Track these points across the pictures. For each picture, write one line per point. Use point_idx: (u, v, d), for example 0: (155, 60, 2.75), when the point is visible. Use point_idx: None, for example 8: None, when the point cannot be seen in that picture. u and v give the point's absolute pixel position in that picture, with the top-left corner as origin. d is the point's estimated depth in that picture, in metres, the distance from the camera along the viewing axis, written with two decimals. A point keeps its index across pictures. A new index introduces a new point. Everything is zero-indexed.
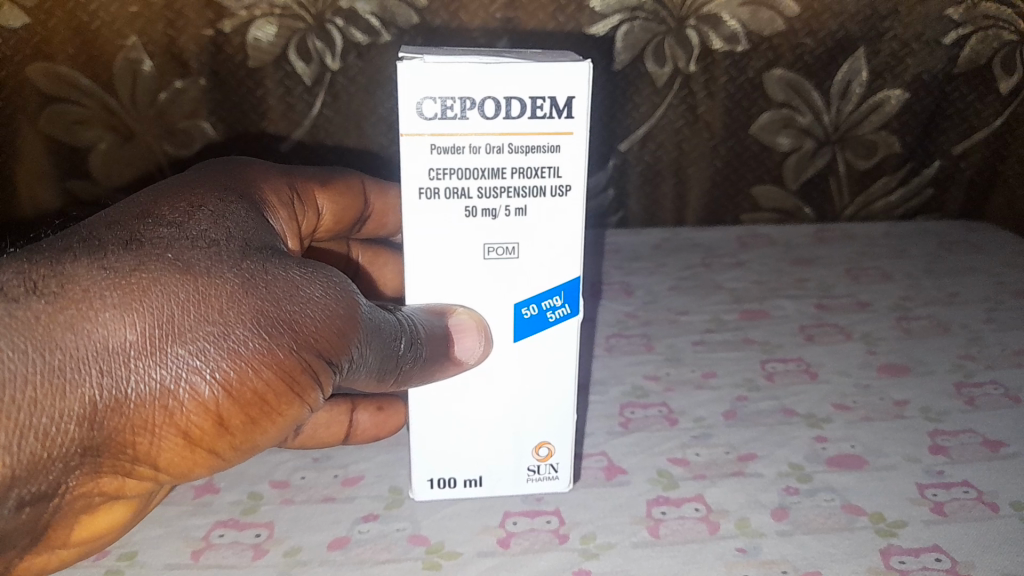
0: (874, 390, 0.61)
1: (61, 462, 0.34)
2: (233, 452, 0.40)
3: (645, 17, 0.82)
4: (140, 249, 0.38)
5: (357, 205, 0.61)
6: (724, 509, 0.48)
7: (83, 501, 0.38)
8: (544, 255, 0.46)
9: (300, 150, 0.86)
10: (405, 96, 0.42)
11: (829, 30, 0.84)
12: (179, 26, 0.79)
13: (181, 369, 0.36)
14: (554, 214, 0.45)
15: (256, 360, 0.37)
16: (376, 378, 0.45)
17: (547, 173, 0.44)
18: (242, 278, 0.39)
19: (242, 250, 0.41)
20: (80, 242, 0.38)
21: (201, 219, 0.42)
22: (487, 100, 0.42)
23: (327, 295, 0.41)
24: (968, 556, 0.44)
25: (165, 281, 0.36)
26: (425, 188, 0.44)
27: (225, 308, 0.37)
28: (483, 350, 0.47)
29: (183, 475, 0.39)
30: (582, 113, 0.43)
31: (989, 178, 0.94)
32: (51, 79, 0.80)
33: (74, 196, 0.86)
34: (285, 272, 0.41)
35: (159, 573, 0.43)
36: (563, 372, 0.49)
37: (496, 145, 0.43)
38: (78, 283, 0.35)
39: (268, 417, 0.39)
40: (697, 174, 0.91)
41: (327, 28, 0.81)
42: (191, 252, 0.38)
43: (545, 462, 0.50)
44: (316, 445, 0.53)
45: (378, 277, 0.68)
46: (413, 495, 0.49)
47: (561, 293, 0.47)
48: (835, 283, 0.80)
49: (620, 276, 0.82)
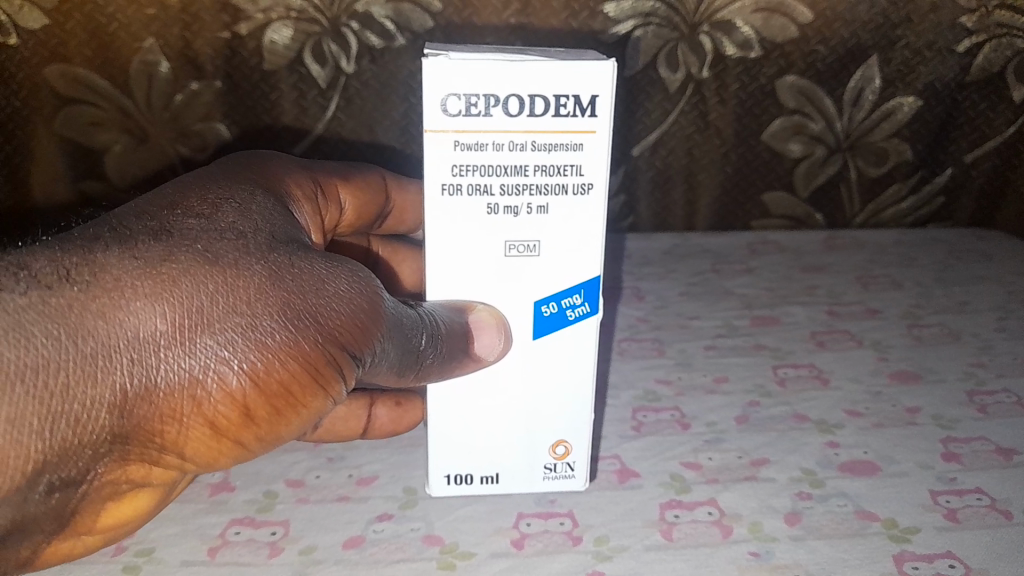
0: (885, 397, 0.61)
1: (90, 449, 0.35)
2: (257, 442, 0.40)
3: (657, 23, 0.83)
4: (169, 240, 0.38)
5: (378, 202, 0.62)
6: (737, 513, 0.48)
7: (109, 488, 0.38)
8: (564, 254, 0.46)
9: (313, 153, 0.87)
10: (430, 92, 0.42)
11: (841, 38, 0.84)
12: (195, 29, 0.80)
13: (209, 359, 0.36)
14: (574, 213, 0.45)
15: (283, 351, 0.38)
16: (396, 374, 0.46)
17: (570, 171, 0.44)
18: (269, 270, 0.39)
19: (268, 243, 0.41)
20: (110, 232, 0.39)
21: (227, 211, 0.42)
22: (511, 97, 0.42)
23: (351, 289, 0.42)
24: (981, 563, 0.44)
25: (195, 272, 0.37)
26: (448, 184, 0.44)
27: (252, 300, 0.37)
28: (503, 347, 0.47)
29: (208, 464, 0.39)
30: (605, 112, 0.44)
31: (1000, 187, 0.94)
32: (68, 81, 0.80)
33: (88, 196, 0.87)
34: (311, 265, 0.41)
35: (176, 570, 0.44)
36: (582, 372, 0.49)
37: (519, 143, 0.43)
38: (110, 273, 0.36)
39: (293, 409, 0.39)
40: (708, 180, 0.91)
41: (342, 32, 0.82)
42: (218, 245, 0.39)
43: (561, 461, 0.50)
44: (333, 438, 0.54)
45: (398, 272, 0.68)
46: (429, 492, 0.50)
47: (581, 291, 0.47)
48: (845, 290, 0.80)
49: (631, 281, 0.82)
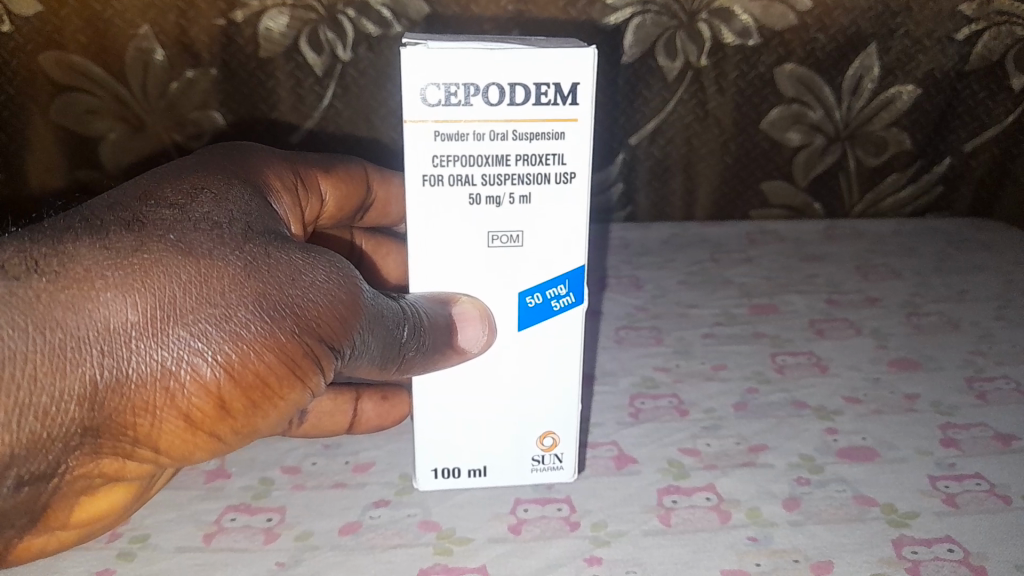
0: (883, 384, 0.61)
1: (61, 442, 0.34)
2: (233, 434, 0.39)
3: (656, 11, 0.83)
4: (142, 230, 0.37)
5: (360, 192, 0.61)
6: (735, 499, 0.48)
7: (82, 482, 0.37)
8: (548, 245, 0.46)
9: (309, 141, 0.86)
10: (409, 82, 0.41)
11: (841, 26, 0.84)
12: (190, 16, 0.79)
13: (182, 350, 0.35)
14: (558, 202, 0.45)
15: (258, 342, 0.37)
16: (377, 365, 0.45)
17: (552, 160, 0.44)
18: (244, 261, 0.38)
19: (245, 233, 0.40)
20: (82, 222, 0.37)
21: (203, 202, 0.41)
22: (490, 86, 0.42)
23: (329, 280, 0.41)
24: (980, 548, 0.44)
25: (168, 262, 0.36)
26: (428, 176, 0.43)
27: (227, 290, 0.36)
28: (487, 339, 0.46)
29: (183, 457, 0.39)
30: (586, 99, 0.43)
31: (999, 177, 0.94)
32: (63, 68, 0.80)
33: (82, 186, 0.86)
34: (288, 256, 0.40)
35: (171, 555, 0.44)
36: (567, 362, 0.48)
37: (499, 132, 0.43)
38: (80, 262, 0.34)
39: (269, 400, 0.39)
40: (706, 170, 0.91)
41: (339, 19, 0.81)
42: (193, 234, 0.38)
43: (549, 453, 0.49)
44: (321, 432, 0.53)
45: (381, 266, 0.68)
46: (416, 485, 0.49)
47: (565, 281, 0.46)
48: (844, 280, 0.80)
49: (629, 271, 0.82)
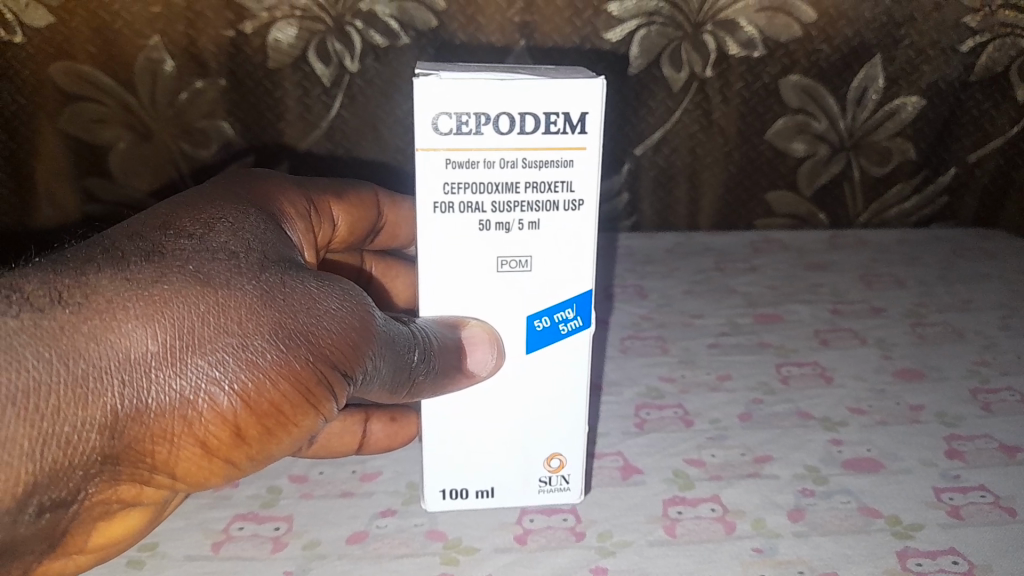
0: (889, 395, 0.61)
1: (81, 470, 0.34)
2: (248, 461, 0.39)
3: (661, 22, 0.83)
4: (161, 260, 0.37)
5: (369, 214, 0.61)
6: (740, 509, 0.48)
7: (100, 508, 0.38)
8: (558, 269, 0.46)
9: (317, 151, 0.87)
10: (421, 110, 0.42)
11: (845, 37, 0.84)
12: (200, 26, 0.80)
13: (201, 379, 0.35)
14: (567, 228, 0.45)
15: (274, 370, 0.37)
16: (388, 390, 0.45)
17: (561, 187, 0.44)
18: (260, 290, 0.38)
19: (260, 262, 0.40)
20: (102, 252, 0.38)
21: (220, 231, 0.42)
22: (501, 115, 0.42)
23: (343, 307, 0.41)
24: (985, 560, 0.44)
25: (186, 293, 0.36)
26: (439, 203, 0.44)
27: (244, 319, 0.37)
28: (496, 363, 0.47)
29: (199, 484, 0.39)
30: (595, 128, 0.43)
31: (1004, 186, 0.94)
32: (73, 78, 0.81)
33: (92, 194, 0.87)
34: (302, 284, 0.40)
35: (180, 564, 0.44)
36: (573, 384, 0.48)
37: (510, 160, 0.43)
38: (102, 293, 0.35)
39: (283, 428, 0.39)
40: (711, 179, 0.91)
41: (346, 30, 0.82)
42: (211, 264, 0.38)
43: (556, 474, 0.49)
44: (331, 454, 0.52)
45: (391, 289, 0.68)
46: (424, 507, 0.49)
47: (573, 305, 0.47)
48: (849, 289, 0.80)
49: (634, 280, 0.82)
